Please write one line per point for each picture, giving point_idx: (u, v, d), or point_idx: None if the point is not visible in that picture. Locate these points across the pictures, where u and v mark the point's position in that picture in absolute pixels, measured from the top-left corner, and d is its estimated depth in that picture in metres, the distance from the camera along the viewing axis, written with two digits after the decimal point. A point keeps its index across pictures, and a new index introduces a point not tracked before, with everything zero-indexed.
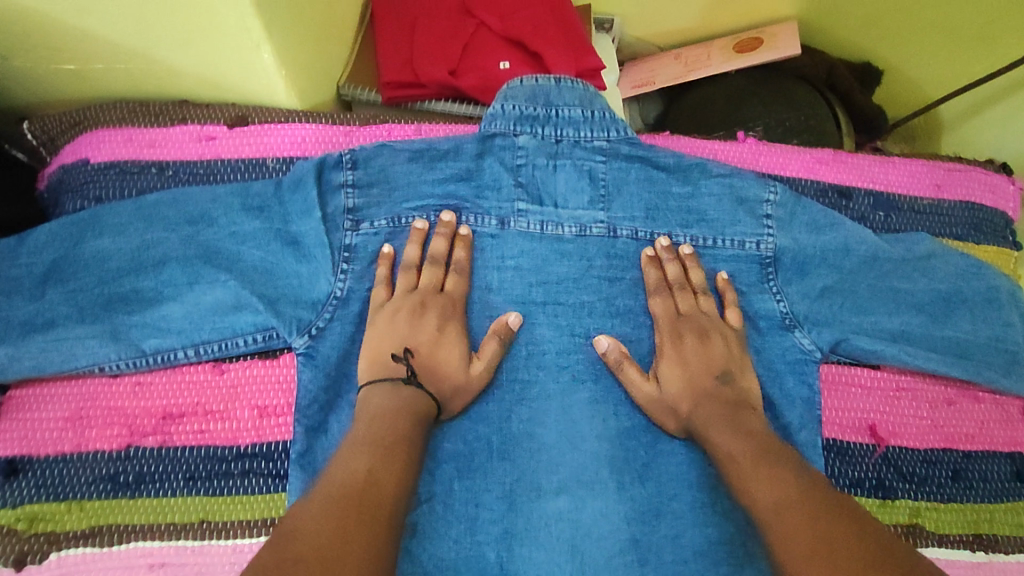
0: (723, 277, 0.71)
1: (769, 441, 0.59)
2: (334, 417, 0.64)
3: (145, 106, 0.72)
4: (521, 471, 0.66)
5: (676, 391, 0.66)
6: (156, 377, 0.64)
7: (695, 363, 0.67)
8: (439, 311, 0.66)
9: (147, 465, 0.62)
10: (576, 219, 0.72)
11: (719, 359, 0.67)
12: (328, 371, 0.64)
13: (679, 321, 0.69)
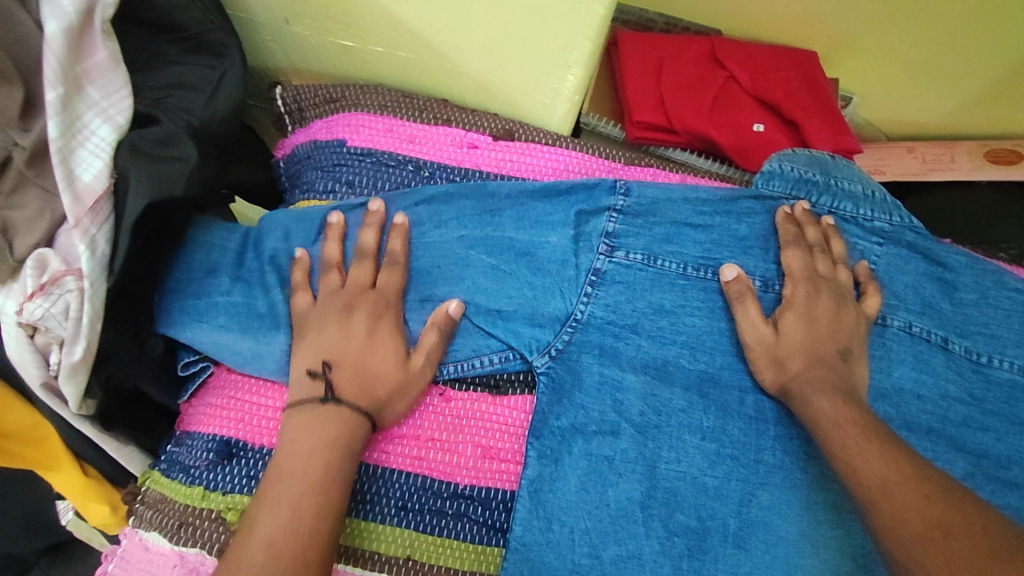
0: (864, 268, 0.65)
1: (876, 423, 0.52)
2: (566, 447, 0.57)
3: (410, 99, 0.68)
4: (754, 565, 0.55)
5: (791, 343, 0.58)
6: (433, 400, 0.58)
7: (825, 322, 0.59)
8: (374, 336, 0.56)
9: (360, 481, 0.55)
10: (683, 256, 0.63)
11: (845, 331, 0.59)
12: (563, 399, 0.58)
13: (819, 280, 0.62)
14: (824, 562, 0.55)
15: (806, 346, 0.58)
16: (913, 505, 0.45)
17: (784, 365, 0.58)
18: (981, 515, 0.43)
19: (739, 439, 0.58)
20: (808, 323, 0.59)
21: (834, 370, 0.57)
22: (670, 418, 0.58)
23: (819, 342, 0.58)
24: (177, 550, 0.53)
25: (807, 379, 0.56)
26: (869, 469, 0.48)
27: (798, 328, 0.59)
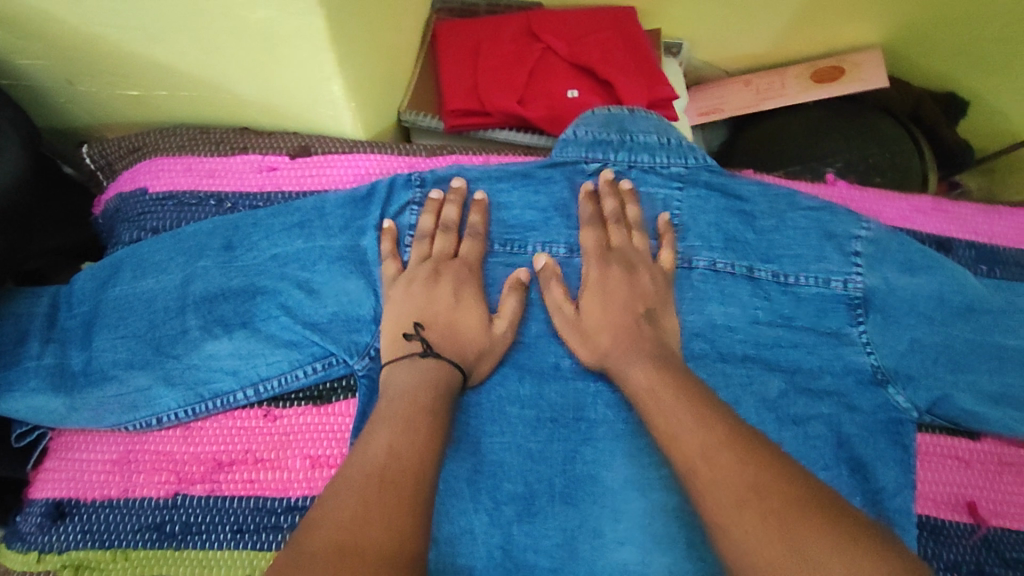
0: (665, 221, 0.68)
1: (671, 369, 0.56)
2: None
3: (206, 133, 0.69)
4: (583, 517, 0.60)
5: (597, 303, 0.62)
6: (205, 423, 0.61)
7: (621, 292, 0.62)
8: (438, 278, 0.62)
9: (195, 514, 0.57)
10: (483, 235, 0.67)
11: (644, 296, 0.62)
12: None
13: (613, 254, 0.65)
14: (652, 502, 0.60)
15: (611, 318, 0.61)
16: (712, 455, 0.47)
17: (593, 340, 0.61)
18: (775, 466, 0.44)
19: (557, 402, 0.63)
20: (609, 296, 0.62)
21: (637, 334, 0.59)
22: (490, 394, 0.63)
23: (625, 312, 0.61)
24: None
25: (626, 356, 0.58)
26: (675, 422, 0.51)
27: (599, 305, 0.62)
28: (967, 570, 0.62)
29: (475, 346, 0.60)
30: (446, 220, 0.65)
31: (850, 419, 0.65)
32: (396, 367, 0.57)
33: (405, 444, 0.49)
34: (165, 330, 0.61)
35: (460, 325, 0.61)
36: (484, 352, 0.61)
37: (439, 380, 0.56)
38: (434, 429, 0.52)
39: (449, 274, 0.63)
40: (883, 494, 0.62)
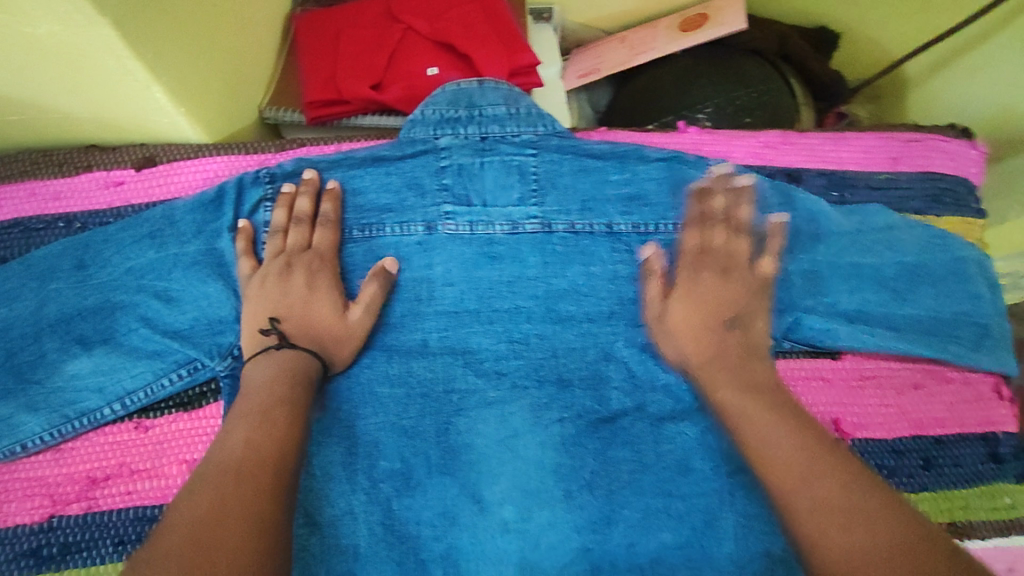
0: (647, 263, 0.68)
1: None
2: None
3: (49, 155, 0.68)
4: (462, 484, 0.62)
5: None
6: (77, 442, 0.61)
7: (709, 293, 0.64)
8: (306, 268, 0.63)
9: (72, 533, 0.58)
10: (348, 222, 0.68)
11: (730, 298, 0.64)
12: None
13: (703, 261, 0.66)
14: (527, 461, 0.63)
15: (695, 332, 0.63)
16: (820, 477, 0.48)
17: (714, 395, 0.59)
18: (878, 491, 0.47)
19: (427, 377, 0.65)
20: (692, 300, 0.64)
21: (727, 353, 0.61)
22: (361, 380, 0.65)
23: (718, 368, 0.60)
24: None
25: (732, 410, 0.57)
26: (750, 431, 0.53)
27: (692, 341, 0.63)
28: None
29: (331, 335, 0.62)
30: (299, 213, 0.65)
31: None
32: (254, 362, 0.59)
33: (264, 440, 0.51)
34: (23, 357, 0.60)
35: (316, 315, 0.62)
36: (343, 339, 0.63)
37: (295, 370, 0.58)
38: (291, 424, 0.53)
39: (301, 266, 0.64)
40: None
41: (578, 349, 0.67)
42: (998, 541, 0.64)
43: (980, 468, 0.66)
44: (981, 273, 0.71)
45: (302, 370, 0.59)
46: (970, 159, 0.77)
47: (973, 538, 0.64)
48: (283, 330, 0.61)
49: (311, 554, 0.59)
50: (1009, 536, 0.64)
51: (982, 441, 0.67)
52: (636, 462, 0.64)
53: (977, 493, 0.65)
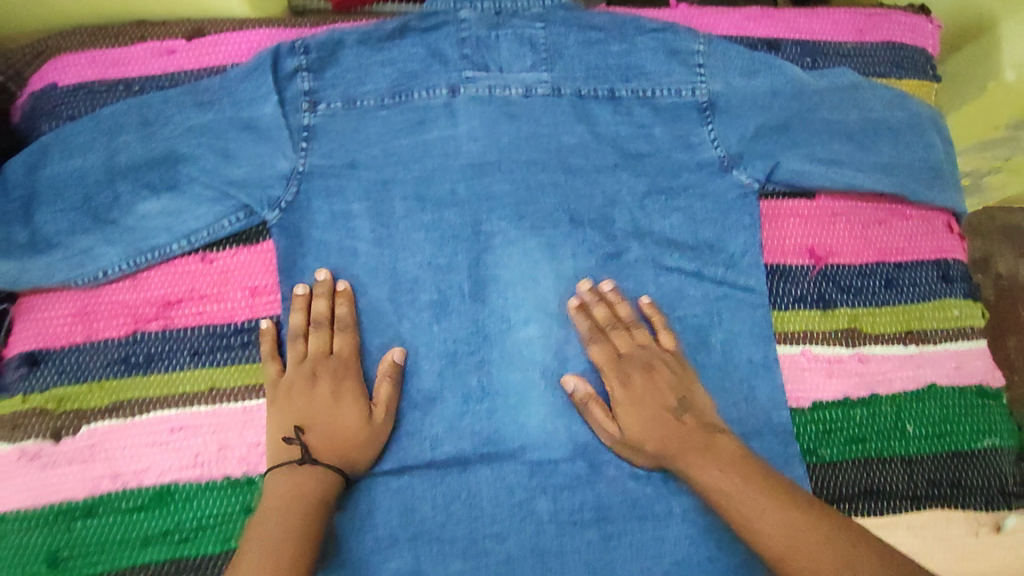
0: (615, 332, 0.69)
1: None
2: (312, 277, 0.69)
3: (104, 29, 0.75)
4: (492, 308, 0.70)
5: None
6: (152, 272, 0.68)
7: (670, 389, 0.67)
8: (332, 375, 0.65)
9: (156, 346, 0.66)
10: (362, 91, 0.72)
11: (671, 387, 0.67)
12: (301, 237, 0.69)
13: (623, 363, 0.68)
14: (547, 288, 0.71)
15: (701, 403, 0.67)
16: (770, 503, 0.59)
17: (643, 449, 0.65)
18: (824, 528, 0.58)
19: (457, 221, 0.72)
20: (652, 384, 0.67)
21: (678, 432, 0.65)
22: (397, 225, 0.71)
23: (643, 420, 0.66)
24: (17, 447, 0.63)
25: (671, 455, 0.64)
26: (704, 478, 0.63)
27: (622, 395, 0.67)
28: (812, 299, 0.75)
29: (355, 442, 0.63)
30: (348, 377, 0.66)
31: (708, 201, 0.75)
32: (277, 471, 0.61)
33: None
34: (100, 201, 0.67)
35: (339, 424, 0.64)
36: (360, 439, 0.64)
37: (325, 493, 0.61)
38: None
39: (327, 374, 0.65)
40: (735, 255, 0.74)
41: (586, 196, 0.74)
42: (948, 345, 0.75)
43: (933, 287, 0.76)
44: (936, 128, 0.80)
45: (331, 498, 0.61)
46: (928, 32, 0.86)
47: (927, 343, 0.75)
48: (307, 440, 0.63)
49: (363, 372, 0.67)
50: (958, 341, 0.75)
51: (934, 265, 0.77)
52: (641, 291, 0.72)
53: (932, 306, 0.76)
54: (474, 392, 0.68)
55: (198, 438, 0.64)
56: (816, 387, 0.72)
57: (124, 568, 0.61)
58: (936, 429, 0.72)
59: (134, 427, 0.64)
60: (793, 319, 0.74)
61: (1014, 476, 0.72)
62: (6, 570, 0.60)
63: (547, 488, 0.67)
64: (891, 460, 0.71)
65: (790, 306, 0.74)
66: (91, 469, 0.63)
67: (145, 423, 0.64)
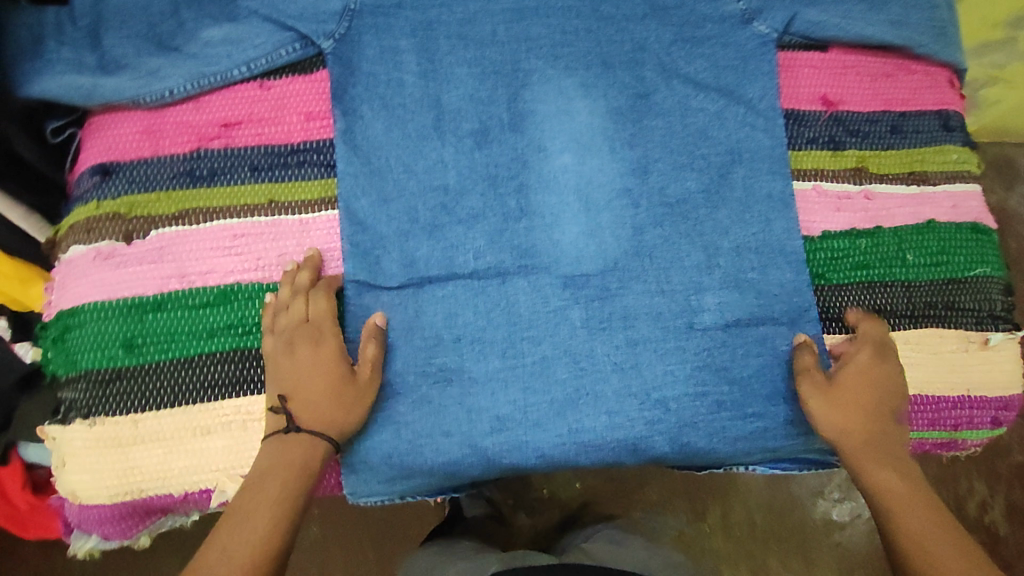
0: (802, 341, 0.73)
1: None
2: (364, 104, 0.73)
3: None
4: (529, 139, 0.75)
5: None
6: (212, 97, 0.72)
7: (858, 382, 0.70)
8: (307, 340, 0.63)
9: (219, 161, 0.70)
10: None
11: (886, 390, 0.70)
12: (352, 67, 0.73)
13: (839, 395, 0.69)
14: (580, 123, 0.76)
15: (858, 407, 0.68)
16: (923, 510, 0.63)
17: (838, 420, 0.68)
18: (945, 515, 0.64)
19: (497, 60, 0.76)
20: (870, 386, 0.70)
21: (882, 425, 0.68)
22: (441, 61, 0.75)
23: (860, 418, 0.68)
24: (92, 247, 0.67)
25: (864, 446, 0.68)
26: (884, 478, 0.66)
27: (825, 399, 0.69)
28: (823, 141, 0.80)
29: (337, 400, 0.63)
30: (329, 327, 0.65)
31: (730, 51, 0.80)
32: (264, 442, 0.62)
33: None
34: (167, 29, 0.71)
35: (319, 384, 0.62)
36: (333, 390, 0.63)
37: (301, 453, 0.61)
38: None
39: (303, 338, 0.64)
40: (753, 100, 0.79)
41: (616, 42, 0.78)
42: (946, 186, 0.81)
43: (934, 135, 0.82)
44: None
45: (304, 459, 0.61)
46: None
47: (927, 185, 0.81)
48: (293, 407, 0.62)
49: (410, 192, 0.72)
50: (955, 183, 0.82)
51: (936, 115, 0.83)
52: (666, 130, 0.77)
53: (932, 151, 0.82)
54: (513, 212, 0.73)
55: (260, 244, 0.69)
56: (824, 218, 0.78)
57: (192, 356, 0.65)
58: (934, 259, 0.78)
59: (200, 234, 0.68)
60: (806, 158, 0.79)
61: (1003, 303, 0.79)
62: (87, 354, 0.65)
63: (578, 299, 0.72)
64: (892, 283, 0.77)
65: (803, 146, 0.80)
66: (160, 269, 0.67)
67: (209, 231, 0.68)
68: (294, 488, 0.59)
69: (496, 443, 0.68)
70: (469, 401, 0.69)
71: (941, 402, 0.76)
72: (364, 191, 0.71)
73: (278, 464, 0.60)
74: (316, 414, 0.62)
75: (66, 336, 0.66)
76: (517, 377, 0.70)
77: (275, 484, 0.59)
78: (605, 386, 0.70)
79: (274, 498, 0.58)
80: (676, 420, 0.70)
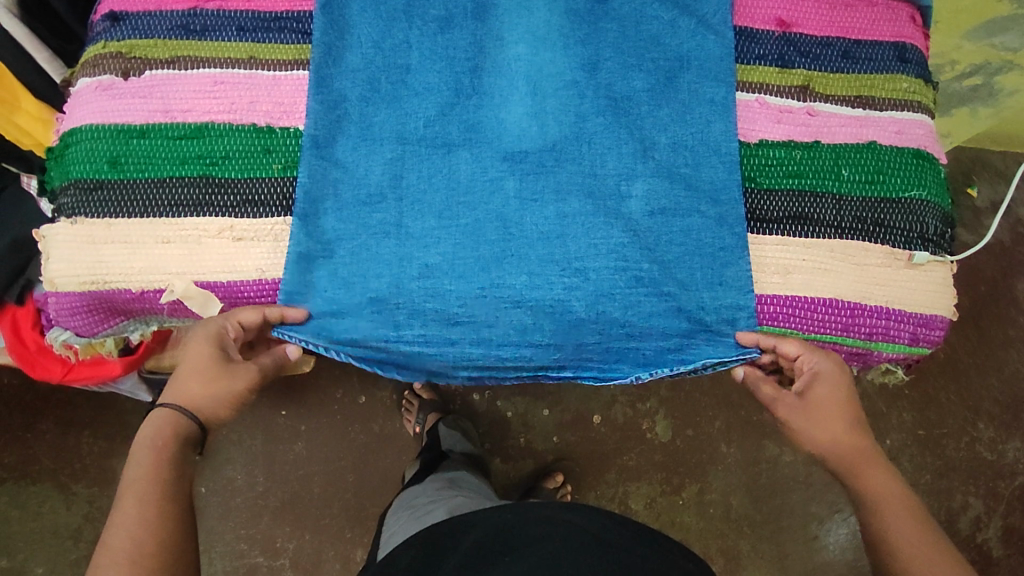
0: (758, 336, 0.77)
1: None
2: None
3: None
4: (488, 29, 0.82)
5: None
6: None
7: (826, 403, 0.75)
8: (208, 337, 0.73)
9: (211, 20, 0.80)
10: None
11: (843, 404, 0.75)
12: None
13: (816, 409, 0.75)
14: (538, 18, 0.82)
15: (836, 420, 0.74)
16: (901, 510, 0.69)
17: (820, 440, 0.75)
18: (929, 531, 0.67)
19: None
20: (840, 402, 0.75)
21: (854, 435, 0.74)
22: None
23: (838, 424, 0.74)
24: (94, 79, 0.77)
25: (855, 460, 0.73)
26: (869, 484, 0.72)
27: (801, 422, 0.75)
28: (772, 59, 0.84)
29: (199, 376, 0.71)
30: (231, 318, 0.74)
31: None
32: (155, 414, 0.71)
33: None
34: None
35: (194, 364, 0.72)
36: (207, 375, 0.72)
37: (167, 427, 0.70)
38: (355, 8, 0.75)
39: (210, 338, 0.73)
40: (705, 14, 0.84)
41: None
42: (892, 112, 0.83)
43: (888, 64, 0.85)
44: None
45: (167, 433, 0.70)
46: None
47: (873, 109, 0.83)
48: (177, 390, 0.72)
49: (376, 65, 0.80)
50: (903, 110, 0.83)
51: (892, 46, 0.85)
52: (619, 33, 0.83)
53: (883, 79, 0.84)
54: (466, 90, 0.80)
55: (235, 91, 0.77)
56: (765, 127, 0.82)
57: (164, 179, 0.75)
58: (870, 177, 0.80)
59: (185, 78, 0.78)
60: (753, 73, 0.83)
61: (936, 226, 0.80)
62: (78, 166, 0.75)
63: (516, 171, 0.77)
64: (823, 195, 0.79)
65: (751, 62, 0.84)
66: (148, 103, 0.77)
67: (194, 77, 0.78)
68: (163, 461, 0.68)
69: (420, 288, 0.75)
70: (403, 250, 0.75)
71: (856, 310, 0.78)
72: (333, 61, 0.79)
73: (147, 440, 0.69)
74: (186, 393, 0.72)
75: (65, 153, 0.76)
76: (446, 235, 0.76)
77: (140, 457, 0.67)
78: (530, 251, 0.75)
79: (145, 472, 0.66)
80: (593, 289, 0.75)
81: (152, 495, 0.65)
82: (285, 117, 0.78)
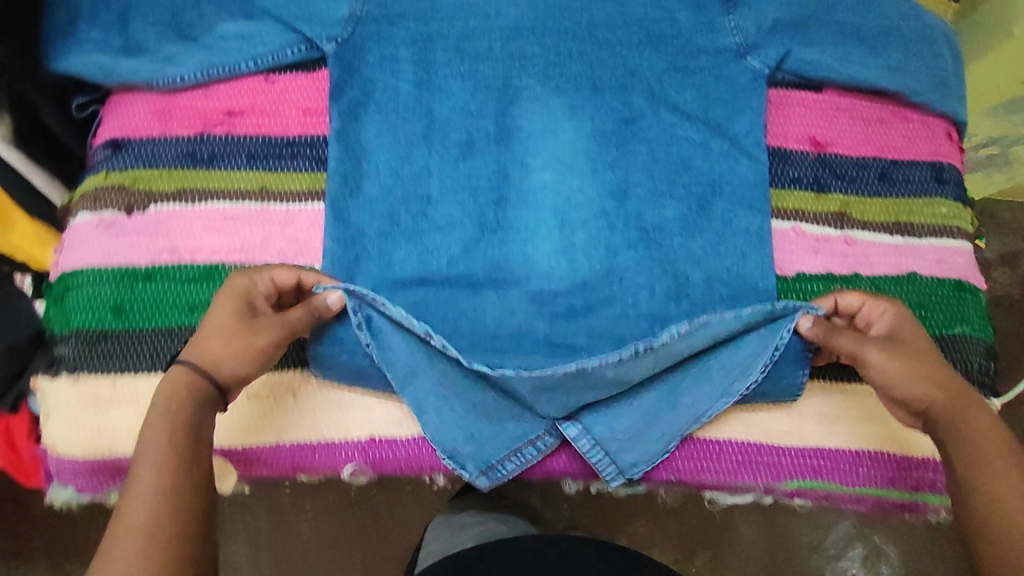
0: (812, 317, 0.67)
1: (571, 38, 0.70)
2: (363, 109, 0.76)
3: None
4: (512, 154, 0.78)
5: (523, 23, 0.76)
6: (222, 85, 0.77)
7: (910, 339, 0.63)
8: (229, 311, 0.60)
9: (219, 147, 0.75)
10: None
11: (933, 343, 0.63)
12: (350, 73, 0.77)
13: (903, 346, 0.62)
14: (563, 143, 0.78)
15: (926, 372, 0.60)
16: None
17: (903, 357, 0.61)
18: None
19: (490, 75, 0.78)
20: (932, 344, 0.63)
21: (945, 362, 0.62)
22: (437, 72, 0.78)
23: (936, 370, 0.61)
24: (96, 215, 0.73)
25: None
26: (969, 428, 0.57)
27: (897, 368, 0.61)
28: (808, 182, 0.81)
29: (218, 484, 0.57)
30: (264, 273, 0.63)
31: (720, 84, 0.80)
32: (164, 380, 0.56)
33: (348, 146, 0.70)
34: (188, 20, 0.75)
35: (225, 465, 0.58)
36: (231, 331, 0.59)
37: (182, 384, 0.56)
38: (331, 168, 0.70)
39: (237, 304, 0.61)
40: (740, 136, 0.80)
41: (609, 67, 0.80)
42: (931, 239, 0.80)
43: (925, 186, 0.82)
44: (945, 42, 0.84)
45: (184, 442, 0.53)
46: None
47: (912, 236, 0.80)
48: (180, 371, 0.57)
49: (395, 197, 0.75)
50: (942, 236, 0.81)
51: (929, 166, 0.82)
52: (648, 156, 0.78)
53: (921, 203, 0.81)
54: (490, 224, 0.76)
55: (246, 227, 0.74)
56: (800, 260, 0.79)
57: (172, 328, 0.70)
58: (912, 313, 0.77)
59: (193, 213, 0.73)
60: (788, 198, 0.80)
61: (981, 364, 0.77)
62: (80, 314, 0.70)
63: (547, 315, 0.74)
64: None
65: (786, 186, 0.80)
66: (153, 242, 0.72)
67: (202, 211, 0.74)
68: (185, 426, 0.54)
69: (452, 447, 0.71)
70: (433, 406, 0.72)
71: (899, 459, 0.75)
72: (351, 194, 0.75)
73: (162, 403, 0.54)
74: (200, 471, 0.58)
75: (64, 297, 0.72)
76: None
77: (158, 431, 0.53)
78: None
79: (164, 440, 0.52)
80: (630, 440, 0.73)
81: (165, 526, 0.49)
82: (299, 255, 0.75)
